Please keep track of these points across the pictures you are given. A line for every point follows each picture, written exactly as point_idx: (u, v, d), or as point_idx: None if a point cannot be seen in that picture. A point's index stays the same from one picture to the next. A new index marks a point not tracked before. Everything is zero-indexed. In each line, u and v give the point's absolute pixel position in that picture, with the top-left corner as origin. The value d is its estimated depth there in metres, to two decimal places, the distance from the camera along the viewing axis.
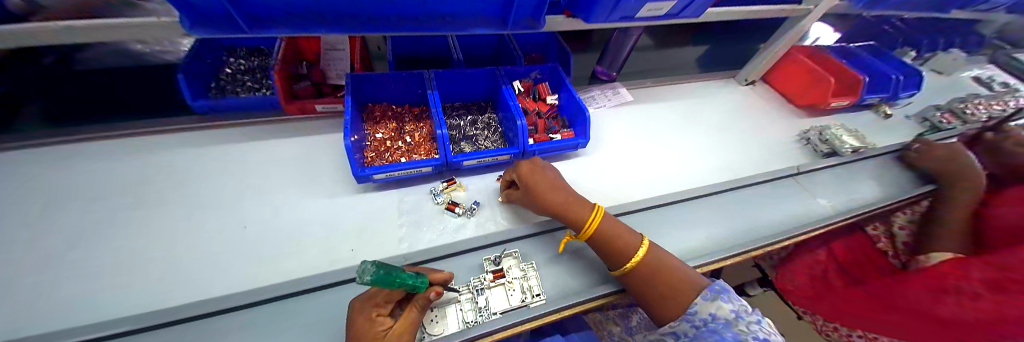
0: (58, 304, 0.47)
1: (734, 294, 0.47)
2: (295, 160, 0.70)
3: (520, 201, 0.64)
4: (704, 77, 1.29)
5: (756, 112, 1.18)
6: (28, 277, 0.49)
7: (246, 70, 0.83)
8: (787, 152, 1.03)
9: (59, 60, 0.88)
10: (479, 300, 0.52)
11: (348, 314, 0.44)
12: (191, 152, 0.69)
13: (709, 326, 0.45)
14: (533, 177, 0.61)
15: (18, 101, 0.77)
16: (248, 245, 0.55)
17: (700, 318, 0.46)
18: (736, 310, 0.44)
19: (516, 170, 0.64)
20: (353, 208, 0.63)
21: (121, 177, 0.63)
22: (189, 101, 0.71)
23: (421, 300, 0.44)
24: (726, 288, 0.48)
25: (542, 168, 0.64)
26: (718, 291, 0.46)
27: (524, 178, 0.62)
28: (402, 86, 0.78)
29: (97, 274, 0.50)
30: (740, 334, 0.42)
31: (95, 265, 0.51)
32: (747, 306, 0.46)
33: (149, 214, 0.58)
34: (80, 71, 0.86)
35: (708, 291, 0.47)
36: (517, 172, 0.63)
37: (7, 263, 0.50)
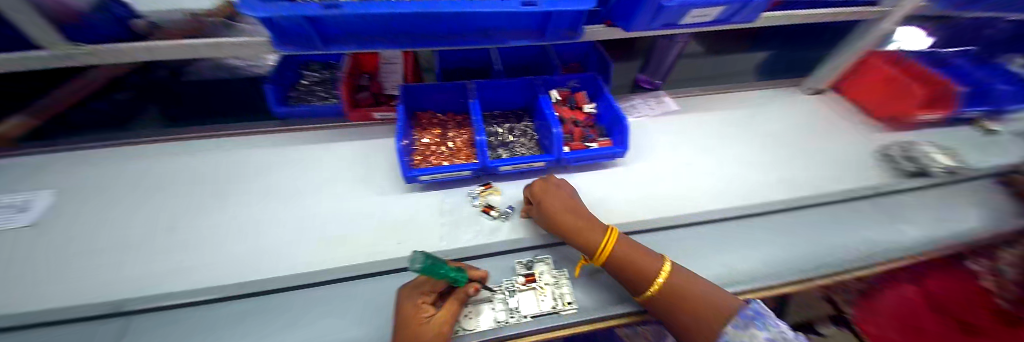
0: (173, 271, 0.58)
1: (774, 321, 0.44)
2: (352, 160, 0.79)
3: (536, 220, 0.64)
4: (761, 86, 1.19)
5: (823, 124, 1.06)
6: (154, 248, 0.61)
7: (318, 81, 0.95)
8: (860, 170, 0.91)
9: (174, 73, 1.07)
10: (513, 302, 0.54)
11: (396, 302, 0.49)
12: (272, 151, 0.81)
13: None
14: (545, 196, 0.62)
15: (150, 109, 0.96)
16: (312, 232, 0.64)
17: None
18: (771, 337, 0.41)
19: (532, 190, 0.65)
20: (398, 205, 0.69)
21: (221, 171, 0.76)
22: (273, 108, 0.82)
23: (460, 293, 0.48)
24: (762, 314, 0.45)
25: (559, 188, 0.64)
26: (751, 317, 0.44)
27: (540, 197, 0.62)
28: (447, 95, 0.84)
29: (199, 249, 0.61)
30: None
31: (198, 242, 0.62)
32: (789, 334, 0.42)
33: (239, 203, 0.69)
34: (191, 83, 1.04)
35: (740, 319, 0.44)
36: (529, 191, 0.64)
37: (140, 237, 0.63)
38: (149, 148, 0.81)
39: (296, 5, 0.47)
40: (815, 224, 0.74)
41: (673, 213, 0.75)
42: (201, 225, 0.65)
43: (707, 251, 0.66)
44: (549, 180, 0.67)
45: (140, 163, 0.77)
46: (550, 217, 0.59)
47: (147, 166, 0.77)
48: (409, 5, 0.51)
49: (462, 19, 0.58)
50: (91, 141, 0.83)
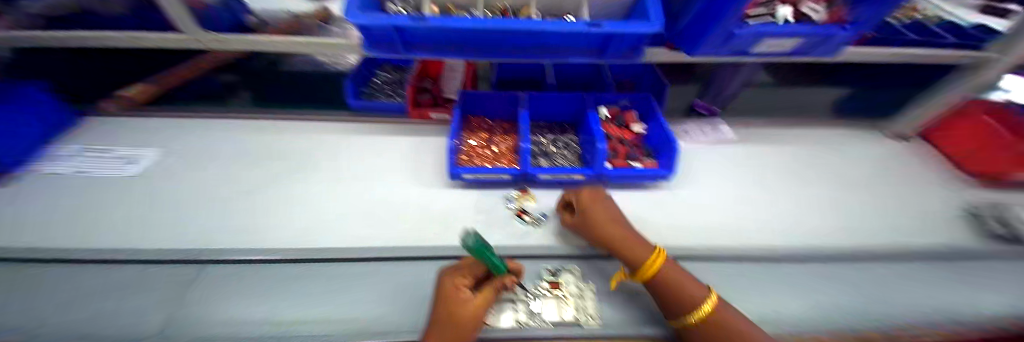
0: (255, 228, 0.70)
1: None
2: (407, 153, 0.88)
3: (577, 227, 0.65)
4: (831, 124, 1.10)
5: (903, 173, 0.95)
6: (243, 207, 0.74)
7: (388, 81, 1.06)
8: (946, 230, 0.80)
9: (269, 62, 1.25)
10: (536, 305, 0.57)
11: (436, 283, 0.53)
12: (342, 137, 0.93)
13: None
14: (592, 207, 0.64)
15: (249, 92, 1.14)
16: (366, 213, 0.73)
17: None
18: None
19: (579, 198, 0.66)
20: (441, 199, 0.76)
21: (300, 149, 0.89)
22: (350, 100, 0.95)
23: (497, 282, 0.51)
24: None
25: (605, 200, 0.66)
26: None
27: (587, 206, 0.64)
28: (498, 102, 0.90)
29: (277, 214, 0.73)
30: None
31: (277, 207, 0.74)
32: None
33: (310, 178, 0.81)
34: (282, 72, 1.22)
35: None
36: (577, 199, 0.67)
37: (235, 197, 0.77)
38: (249, 124, 0.97)
39: (391, 16, 0.55)
40: (880, 281, 0.67)
41: (712, 245, 0.72)
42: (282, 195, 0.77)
43: (744, 289, 0.63)
44: (594, 190, 0.68)
45: (241, 136, 0.93)
46: (596, 228, 0.61)
47: (246, 139, 0.92)
48: (484, 21, 0.57)
49: (528, 37, 0.63)
50: (207, 114, 1.01)
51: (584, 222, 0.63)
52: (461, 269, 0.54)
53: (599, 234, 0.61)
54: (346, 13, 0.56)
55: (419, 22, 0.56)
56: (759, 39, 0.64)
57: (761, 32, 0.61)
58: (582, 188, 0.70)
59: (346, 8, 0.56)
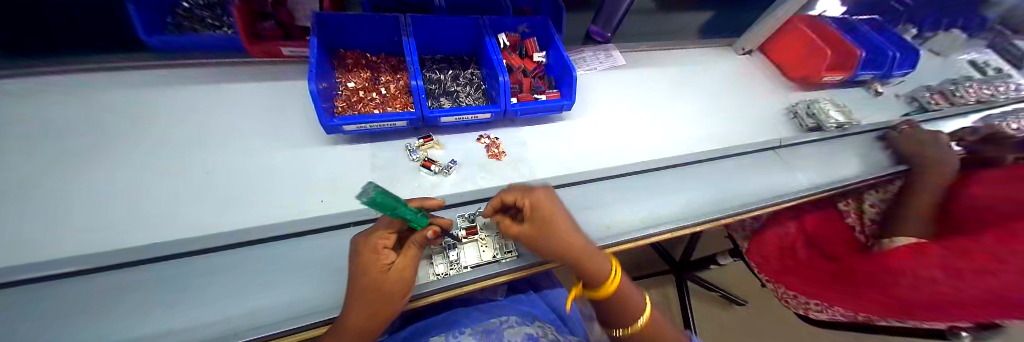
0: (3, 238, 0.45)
1: None
2: (264, 107, 0.67)
3: (537, 244, 0.48)
4: (702, 44, 1.25)
5: (749, 83, 1.15)
6: None
7: (206, 5, 0.74)
8: (773, 126, 1.02)
9: None
10: (457, 254, 0.52)
11: (351, 247, 0.43)
12: (152, 94, 0.66)
13: None
14: (550, 212, 0.49)
15: None
16: (212, 190, 0.54)
17: None
18: None
19: (534, 203, 0.49)
20: (323, 159, 0.62)
21: (76, 116, 0.60)
22: (143, 37, 0.66)
23: (417, 237, 0.43)
24: None
25: (556, 202, 0.52)
26: None
27: (544, 212, 0.49)
28: (377, 33, 0.73)
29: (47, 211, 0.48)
30: None
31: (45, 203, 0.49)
32: None
33: (105, 156, 0.56)
34: None
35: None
36: (528, 201, 0.49)
37: None
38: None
39: None
40: (735, 173, 0.83)
41: (613, 165, 0.78)
42: (55, 184, 0.51)
43: (641, 200, 0.70)
44: (540, 188, 0.53)
45: None
46: (564, 244, 0.48)
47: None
48: None
49: None
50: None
51: (547, 237, 0.48)
52: (382, 225, 0.44)
53: (570, 253, 0.48)
54: None
55: None
56: None
57: None
58: (525, 185, 0.53)
59: None
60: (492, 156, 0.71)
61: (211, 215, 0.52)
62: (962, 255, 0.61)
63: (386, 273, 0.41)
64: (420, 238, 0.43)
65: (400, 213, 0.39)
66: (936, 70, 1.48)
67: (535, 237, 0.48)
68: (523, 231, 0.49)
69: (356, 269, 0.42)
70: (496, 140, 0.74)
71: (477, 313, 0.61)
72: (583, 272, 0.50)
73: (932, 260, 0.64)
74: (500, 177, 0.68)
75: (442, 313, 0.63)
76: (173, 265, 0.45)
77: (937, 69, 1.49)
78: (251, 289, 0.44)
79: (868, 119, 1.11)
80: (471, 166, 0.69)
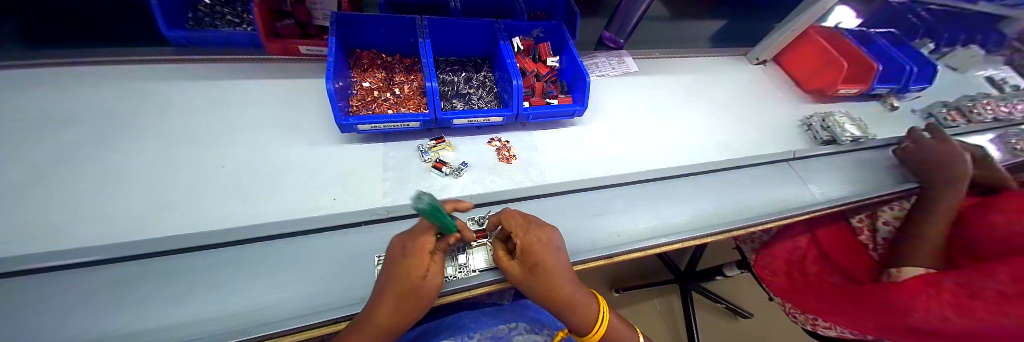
0: (23, 225, 0.46)
1: None
2: (279, 104, 0.68)
3: (519, 281, 0.47)
4: (716, 53, 1.24)
5: (761, 94, 1.14)
6: None
7: (227, 3, 0.77)
8: (786, 138, 1.01)
9: None
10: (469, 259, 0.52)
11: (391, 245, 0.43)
12: (168, 86, 0.66)
13: None
14: (542, 255, 0.46)
15: None
16: (227, 184, 0.55)
17: None
18: None
19: (525, 242, 0.47)
20: (337, 157, 0.62)
21: (94, 105, 0.61)
22: (164, 31, 0.67)
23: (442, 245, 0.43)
24: None
25: (553, 242, 0.49)
26: None
27: (535, 256, 0.46)
28: (393, 33, 0.74)
29: (63, 200, 0.49)
30: None
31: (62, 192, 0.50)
32: None
33: (122, 147, 0.57)
34: None
35: None
36: (521, 242, 0.47)
37: None
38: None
39: None
40: (746, 183, 0.82)
41: (623, 172, 0.77)
42: (74, 176, 0.52)
43: (652, 209, 0.70)
44: (539, 226, 0.49)
45: None
46: (549, 289, 0.46)
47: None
48: None
49: None
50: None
51: (530, 277, 0.46)
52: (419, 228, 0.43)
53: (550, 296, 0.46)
54: None
55: None
56: None
57: None
58: (523, 219, 0.50)
59: None
60: (503, 160, 0.71)
61: (225, 210, 0.52)
62: (974, 293, 0.57)
63: (422, 280, 0.42)
64: (445, 243, 0.44)
65: (448, 223, 0.39)
66: (953, 86, 1.46)
67: (519, 275, 0.47)
68: (510, 265, 0.48)
69: (395, 271, 0.41)
70: (507, 143, 0.75)
71: (484, 316, 0.61)
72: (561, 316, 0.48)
73: (940, 294, 0.61)
74: (510, 180, 0.68)
75: (448, 316, 0.63)
76: (187, 259, 0.45)
77: (954, 85, 1.46)
78: (261, 285, 0.44)
79: (884, 134, 1.09)
80: (482, 168, 0.69)
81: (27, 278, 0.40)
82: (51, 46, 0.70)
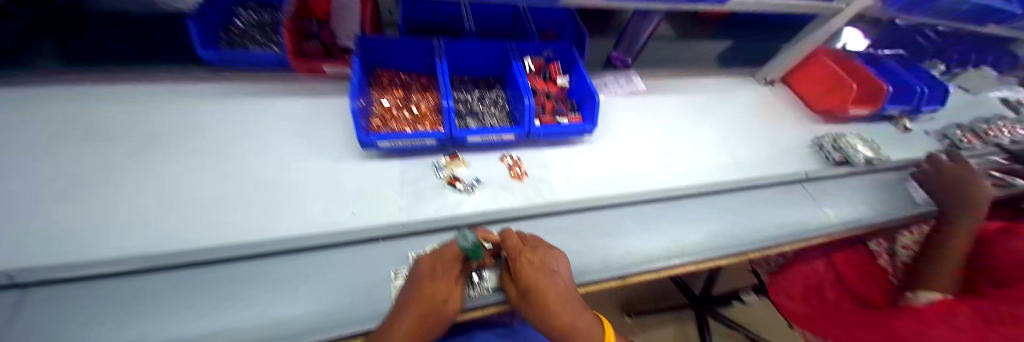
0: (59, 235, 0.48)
1: None
2: (301, 120, 0.71)
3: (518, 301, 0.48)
4: (723, 73, 1.26)
5: (770, 113, 1.15)
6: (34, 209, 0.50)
7: (256, 24, 0.81)
8: (797, 158, 1.01)
9: None
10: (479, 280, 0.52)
11: (417, 267, 0.46)
12: (198, 102, 0.70)
13: None
14: (534, 279, 0.46)
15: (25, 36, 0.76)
16: (250, 198, 0.57)
17: None
18: None
19: (516, 263, 0.47)
20: (354, 172, 0.64)
21: (130, 120, 0.64)
22: (199, 50, 0.69)
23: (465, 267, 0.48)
24: None
25: (548, 266, 0.48)
26: None
27: (524, 281, 0.46)
28: (411, 54, 0.77)
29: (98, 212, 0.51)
30: None
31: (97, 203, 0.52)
32: None
33: (154, 160, 0.59)
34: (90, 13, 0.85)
35: None
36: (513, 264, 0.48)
37: (13, 192, 0.51)
38: (25, 90, 0.65)
39: None
40: (757, 204, 0.81)
41: (633, 190, 0.78)
42: (108, 187, 0.54)
43: (664, 229, 0.70)
44: (534, 249, 0.50)
45: (15, 109, 0.62)
46: (543, 315, 0.46)
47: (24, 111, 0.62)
48: None
49: None
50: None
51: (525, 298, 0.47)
52: (447, 252, 0.47)
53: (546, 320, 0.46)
54: None
55: None
56: None
57: None
58: (520, 242, 0.51)
59: None
60: (515, 176, 0.72)
61: (247, 223, 0.54)
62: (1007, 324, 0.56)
63: (443, 305, 0.43)
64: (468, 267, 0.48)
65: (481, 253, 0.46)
66: (967, 107, 1.44)
67: (517, 294, 0.48)
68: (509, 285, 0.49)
69: (417, 293, 0.43)
70: (518, 160, 0.76)
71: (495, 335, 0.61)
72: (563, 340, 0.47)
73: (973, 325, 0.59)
74: (522, 197, 0.69)
75: (459, 333, 0.63)
76: (210, 271, 0.47)
77: (968, 106, 1.45)
78: (281, 298, 0.45)
79: (897, 155, 1.08)
80: (495, 185, 0.70)
81: (65, 286, 0.43)
82: (89, 63, 0.74)
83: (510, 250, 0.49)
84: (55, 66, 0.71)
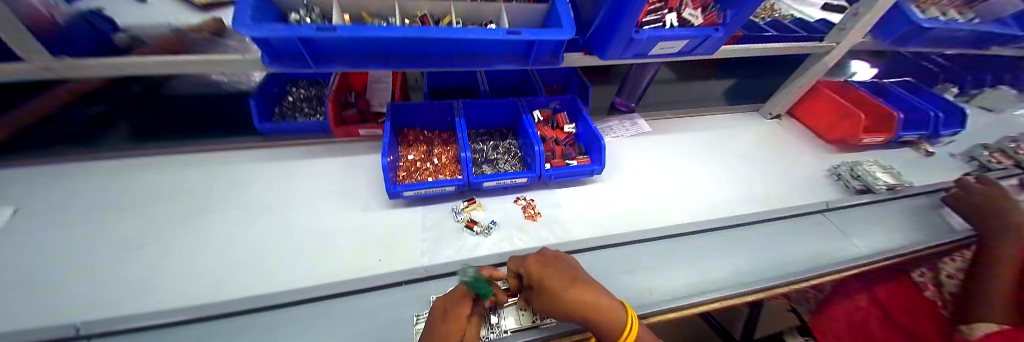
0: (127, 288, 0.54)
1: None
2: (335, 176, 0.79)
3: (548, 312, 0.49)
4: (727, 110, 1.30)
5: (780, 145, 1.16)
6: (110, 265, 0.57)
7: (305, 98, 0.95)
8: (814, 187, 1.00)
9: (151, 88, 1.05)
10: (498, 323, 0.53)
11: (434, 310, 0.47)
12: (249, 165, 0.80)
13: None
14: (544, 272, 0.50)
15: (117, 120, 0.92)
16: (289, 247, 0.63)
17: None
18: None
19: (525, 265, 0.52)
20: (381, 220, 0.70)
21: (193, 184, 0.74)
22: (257, 123, 0.81)
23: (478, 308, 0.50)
24: None
25: (557, 264, 0.53)
26: None
27: (535, 276, 0.50)
28: (432, 113, 0.87)
29: (160, 266, 0.58)
30: None
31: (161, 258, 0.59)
32: None
33: (210, 218, 0.67)
34: (170, 97, 1.03)
35: None
36: (523, 266, 0.52)
37: (95, 251, 0.59)
38: (112, 163, 0.78)
39: (292, 27, 0.49)
40: (776, 235, 0.80)
41: (648, 226, 0.79)
42: (172, 243, 0.62)
43: (683, 264, 0.69)
44: (542, 255, 0.55)
45: (103, 179, 0.73)
46: (560, 303, 0.47)
47: (112, 181, 0.73)
48: (406, 29, 0.55)
49: (453, 42, 0.61)
50: (42, 155, 0.78)
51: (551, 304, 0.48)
52: (457, 295, 0.49)
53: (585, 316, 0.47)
54: (233, 22, 0.48)
55: (326, 32, 0.51)
56: (657, 43, 0.70)
57: (656, 37, 0.68)
58: (529, 253, 0.56)
59: (235, 18, 0.48)
60: (529, 217, 0.76)
61: (287, 271, 0.59)
62: None
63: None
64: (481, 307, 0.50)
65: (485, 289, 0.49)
66: (992, 127, 1.41)
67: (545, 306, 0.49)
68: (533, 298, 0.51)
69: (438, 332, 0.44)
70: (532, 201, 0.80)
71: None
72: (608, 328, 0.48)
73: None
74: (538, 237, 0.71)
75: None
76: (252, 317, 0.51)
77: (994, 125, 1.42)
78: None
79: (924, 180, 1.05)
80: (511, 227, 0.73)
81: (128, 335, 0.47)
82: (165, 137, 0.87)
83: (520, 263, 0.54)
84: (138, 142, 0.85)
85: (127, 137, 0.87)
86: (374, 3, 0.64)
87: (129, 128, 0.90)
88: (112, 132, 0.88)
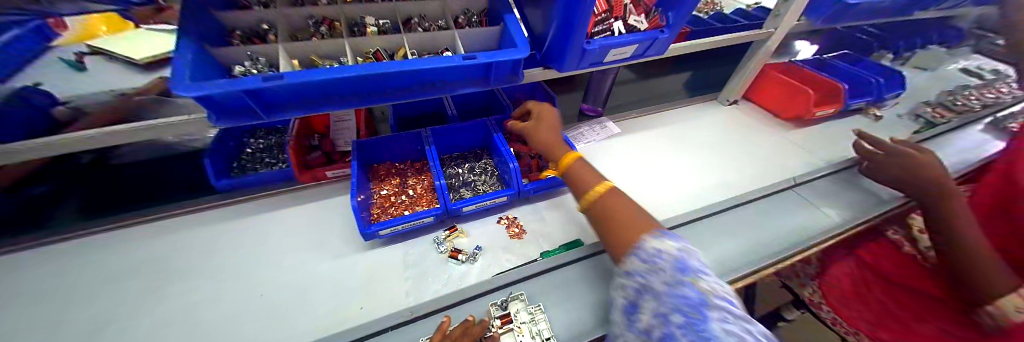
0: None
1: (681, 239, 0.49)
2: (306, 226, 0.75)
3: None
4: (688, 102, 1.34)
5: (742, 129, 1.22)
6: None
7: (265, 148, 0.90)
8: (779, 166, 1.04)
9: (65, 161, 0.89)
10: None
11: None
12: (207, 228, 0.74)
13: (654, 257, 0.46)
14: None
15: (40, 197, 0.79)
16: (267, 308, 0.59)
17: (647, 253, 0.47)
18: (680, 249, 0.46)
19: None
20: (362, 265, 0.67)
21: (147, 258, 0.67)
22: (213, 181, 0.77)
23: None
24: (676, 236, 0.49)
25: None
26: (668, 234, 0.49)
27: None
28: (402, 144, 0.86)
29: None
30: (706, 293, 0.40)
31: (138, 336, 0.55)
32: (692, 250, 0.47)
33: (174, 291, 0.61)
34: (101, 163, 0.89)
35: (660, 234, 0.50)
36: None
37: None
38: (35, 253, 0.66)
39: (237, 80, 0.48)
40: (760, 216, 0.83)
41: None
42: (138, 324, 0.57)
43: None
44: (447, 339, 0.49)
45: (30, 275, 0.63)
46: None
47: (39, 274, 0.63)
48: (358, 68, 0.53)
49: (408, 73, 0.59)
50: None
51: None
52: None
53: (606, 205, 0.59)
54: (171, 82, 0.46)
55: (272, 81, 0.50)
56: (611, 50, 0.73)
57: (607, 44, 0.70)
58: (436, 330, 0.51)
59: (174, 77, 0.46)
60: (514, 236, 0.75)
61: (267, 334, 0.55)
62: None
63: None
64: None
65: None
66: (928, 85, 1.51)
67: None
68: None
69: None
70: (514, 219, 0.79)
71: None
72: (609, 246, 0.55)
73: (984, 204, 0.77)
74: (523, 257, 0.71)
75: None
76: None
77: (931, 82, 1.54)
78: None
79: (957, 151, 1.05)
80: (494, 249, 0.72)
81: None
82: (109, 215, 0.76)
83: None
84: (70, 222, 0.73)
85: (64, 213, 0.76)
86: (321, 45, 0.62)
87: (58, 203, 0.78)
88: (37, 211, 0.76)
